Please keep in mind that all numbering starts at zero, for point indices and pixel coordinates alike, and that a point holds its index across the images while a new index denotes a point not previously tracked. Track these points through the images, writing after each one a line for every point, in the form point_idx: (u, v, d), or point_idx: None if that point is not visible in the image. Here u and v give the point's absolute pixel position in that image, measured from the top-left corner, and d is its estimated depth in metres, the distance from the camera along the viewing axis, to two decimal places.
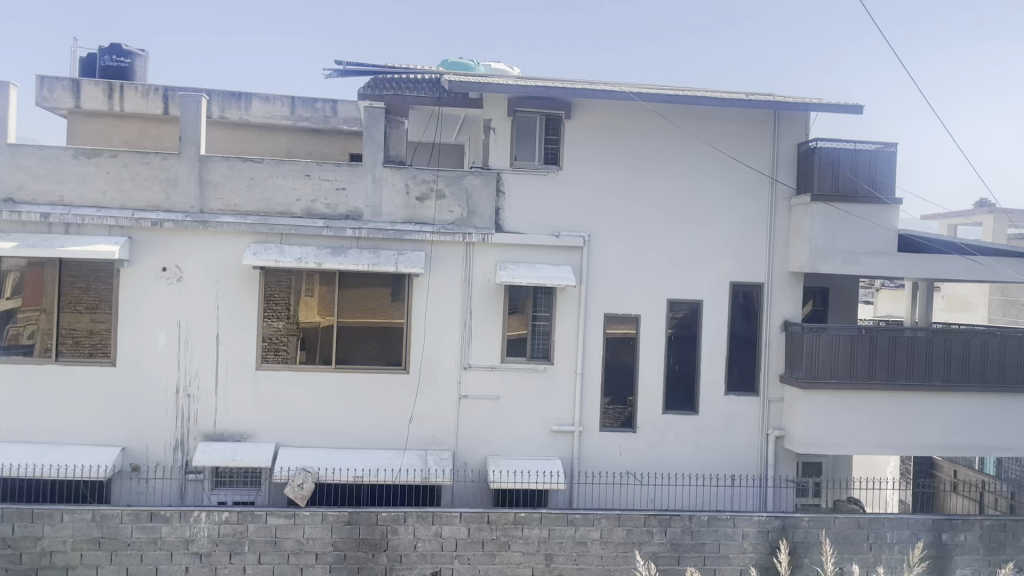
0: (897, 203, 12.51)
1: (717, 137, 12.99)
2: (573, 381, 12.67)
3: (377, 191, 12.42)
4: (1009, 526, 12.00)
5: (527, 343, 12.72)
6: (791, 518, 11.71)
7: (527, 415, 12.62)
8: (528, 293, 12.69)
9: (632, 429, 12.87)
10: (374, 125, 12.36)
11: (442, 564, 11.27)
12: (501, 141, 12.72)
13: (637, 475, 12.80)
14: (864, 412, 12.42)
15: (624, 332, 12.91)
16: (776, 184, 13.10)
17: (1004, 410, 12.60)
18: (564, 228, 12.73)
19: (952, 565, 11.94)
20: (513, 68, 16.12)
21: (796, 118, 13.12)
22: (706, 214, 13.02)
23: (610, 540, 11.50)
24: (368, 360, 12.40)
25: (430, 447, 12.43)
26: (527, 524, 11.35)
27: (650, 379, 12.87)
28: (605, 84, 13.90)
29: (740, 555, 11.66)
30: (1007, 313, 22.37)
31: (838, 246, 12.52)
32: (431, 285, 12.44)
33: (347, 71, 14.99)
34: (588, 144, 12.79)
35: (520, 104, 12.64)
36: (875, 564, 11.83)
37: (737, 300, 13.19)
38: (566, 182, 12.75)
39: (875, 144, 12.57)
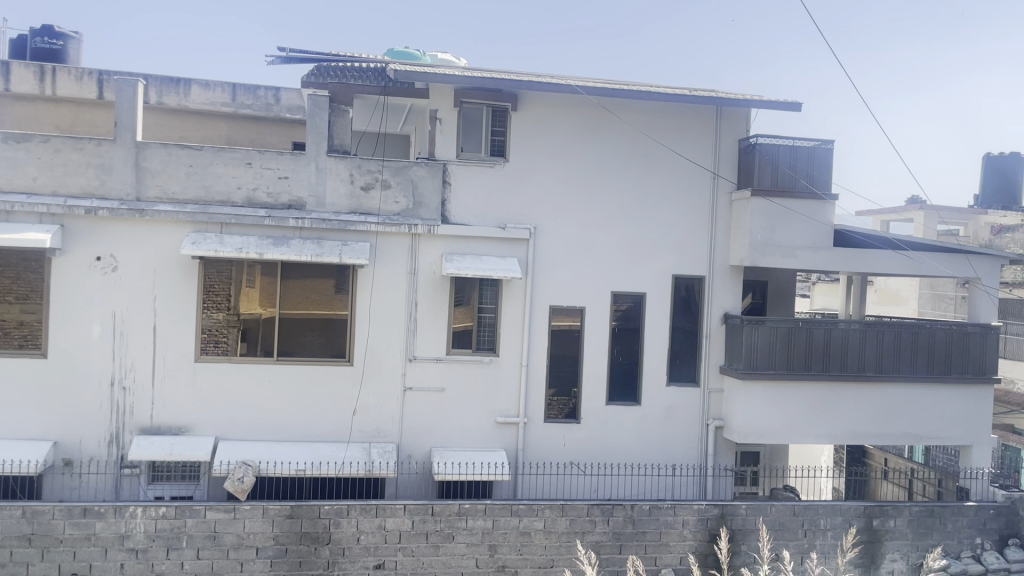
0: (833, 199, 12.88)
1: (661, 131, 13.16)
2: (518, 373, 12.72)
3: (321, 180, 12.28)
4: (936, 512, 12.49)
5: (473, 335, 12.71)
6: (730, 506, 11.97)
7: (471, 406, 12.63)
8: (474, 285, 12.67)
9: (576, 419, 12.98)
10: (318, 113, 12.22)
11: (385, 556, 11.21)
12: (447, 132, 12.65)
13: (580, 465, 12.93)
14: (801, 403, 12.74)
15: (569, 324, 13.00)
16: (718, 179, 13.34)
17: (934, 398, 13.07)
18: (511, 220, 12.75)
19: (883, 550, 12.36)
20: (460, 59, 16.09)
21: (737, 114, 13.38)
22: (651, 208, 13.19)
23: (553, 530, 11.59)
24: (311, 352, 12.23)
25: (374, 439, 12.35)
26: (471, 515, 11.38)
27: (595, 370, 12.99)
28: (550, 76, 13.94)
29: (680, 543, 11.89)
30: (935, 307, 23.03)
31: (777, 241, 12.81)
32: (376, 276, 12.34)
33: (289, 58, 14.77)
34: (533, 135, 12.82)
35: (465, 95, 12.59)
36: (809, 550, 12.18)
37: (680, 293, 13.40)
38: (512, 174, 12.76)
39: (812, 140, 12.90)
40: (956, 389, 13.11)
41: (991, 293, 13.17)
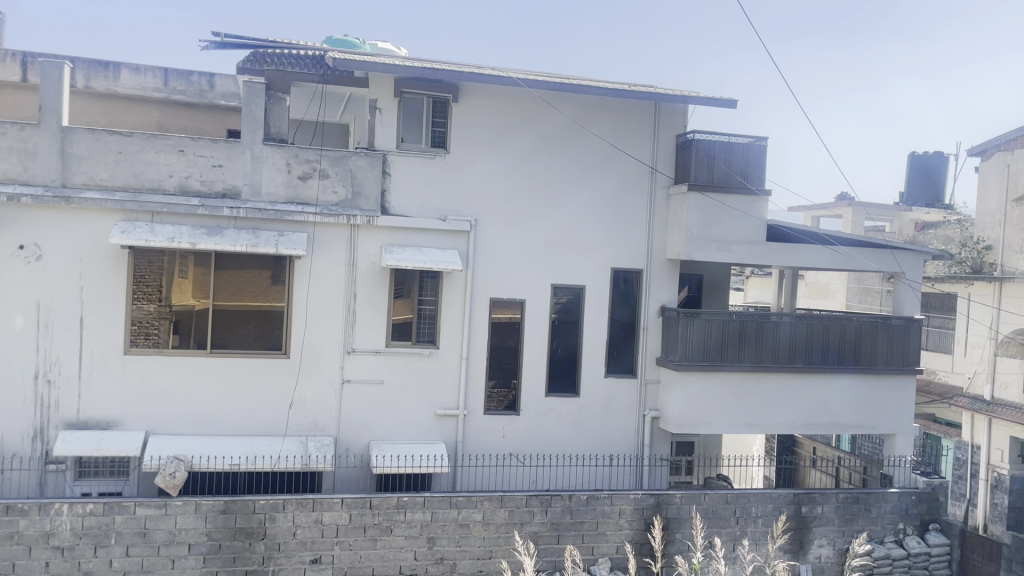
0: (766, 195, 13.21)
1: (600, 125, 13.28)
2: (458, 365, 12.71)
3: (257, 169, 12.04)
4: (861, 499, 12.93)
5: (412, 327, 12.64)
6: (665, 495, 12.19)
7: (410, 399, 12.57)
8: (414, 276, 12.60)
9: (516, 411, 13.04)
10: (254, 100, 12.07)
11: (322, 551, 11.09)
12: (387, 121, 12.53)
13: (519, 456, 12.99)
14: (733, 394, 13.04)
15: (509, 316, 13.04)
16: (655, 175, 13.53)
17: (858, 388, 13.50)
18: (451, 212, 12.70)
19: (811, 536, 12.74)
20: (400, 48, 16.00)
21: (674, 110, 13.61)
22: (590, 203, 13.30)
23: (492, 521, 11.64)
24: (247, 344, 12.02)
25: (311, 433, 12.19)
26: (409, 508, 11.34)
27: (534, 362, 13.07)
28: (491, 67, 13.93)
29: (617, 532, 12.06)
30: (862, 301, 23.70)
31: (712, 235, 13.06)
32: (313, 267, 12.16)
33: (224, 43, 14.41)
34: (474, 127, 12.79)
35: (406, 85, 12.50)
36: (741, 536, 12.48)
37: (618, 286, 13.56)
38: (453, 165, 12.71)
39: (747, 137, 13.18)
40: (879, 380, 13.57)
41: (914, 287, 13.75)
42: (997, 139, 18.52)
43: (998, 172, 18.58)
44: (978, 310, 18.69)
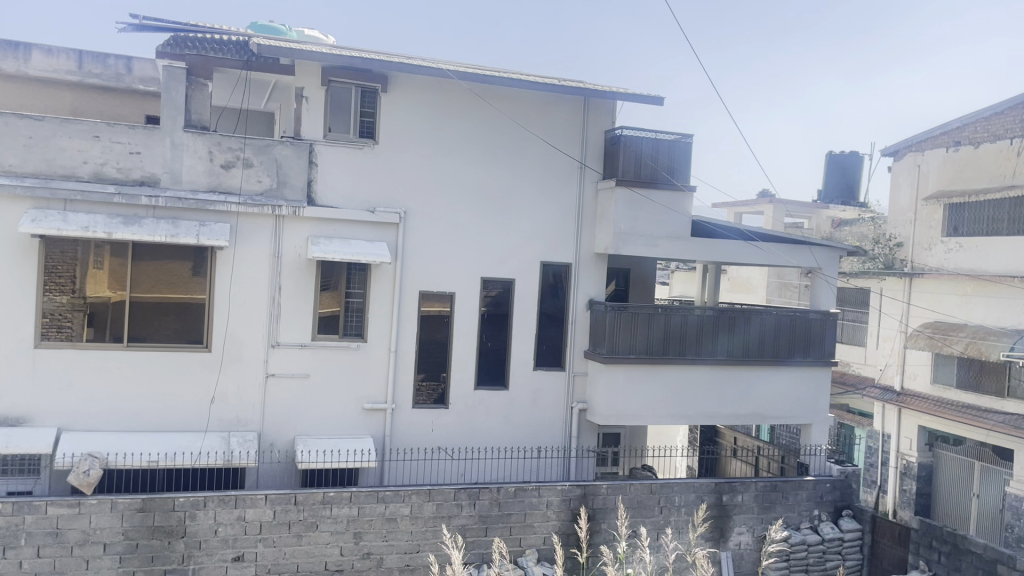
0: (691, 191, 13.48)
1: (530, 118, 13.32)
2: (386, 358, 12.60)
3: (177, 157, 11.68)
4: (779, 487, 13.36)
5: (340, 320, 12.47)
6: (592, 486, 12.36)
7: (337, 392, 12.40)
8: (341, 269, 12.43)
9: (444, 405, 13.00)
10: (174, 86, 11.79)
11: (244, 548, 10.85)
12: (313, 111, 12.32)
13: (447, 450, 12.95)
14: (658, 385, 13.29)
15: (439, 309, 12.97)
16: (585, 169, 13.66)
17: (776, 379, 13.91)
18: (380, 204, 12.56)
19: (731, 524, 13.09)
20: (329, 37, 15.75)
21: (603, 105, 13.75)
22: (521, 197, 13.34)
23: (419, 515, 11.59)
24: (166, 337, 11.65)
25: (234, 428, 11.91)
26: (335, 503, 11.20)
27: (463, 355, 13.06)
28: (422, 58, 13.81)
29: (544, 523, 12.17)
30: (782, 295, 24.40)
31: (639, 230, 13.27)
32: (236, 259, 11.86)
33: (143, 26, 13.89)
34: (404, 118, 12.66)
35: (333, 73, 12.31)
36: (664, 525, 12.75)
37: (547, 279, 13.63)
38: (382, 156, 12.57)
39: (673, 135, 13.42)
40: (797, 371, 14.01)
41: (830, 282, 14.27)
42: (908, 141, 19.25)
43: (909, 172, 19.33)
44: (890, 305, 19.45)
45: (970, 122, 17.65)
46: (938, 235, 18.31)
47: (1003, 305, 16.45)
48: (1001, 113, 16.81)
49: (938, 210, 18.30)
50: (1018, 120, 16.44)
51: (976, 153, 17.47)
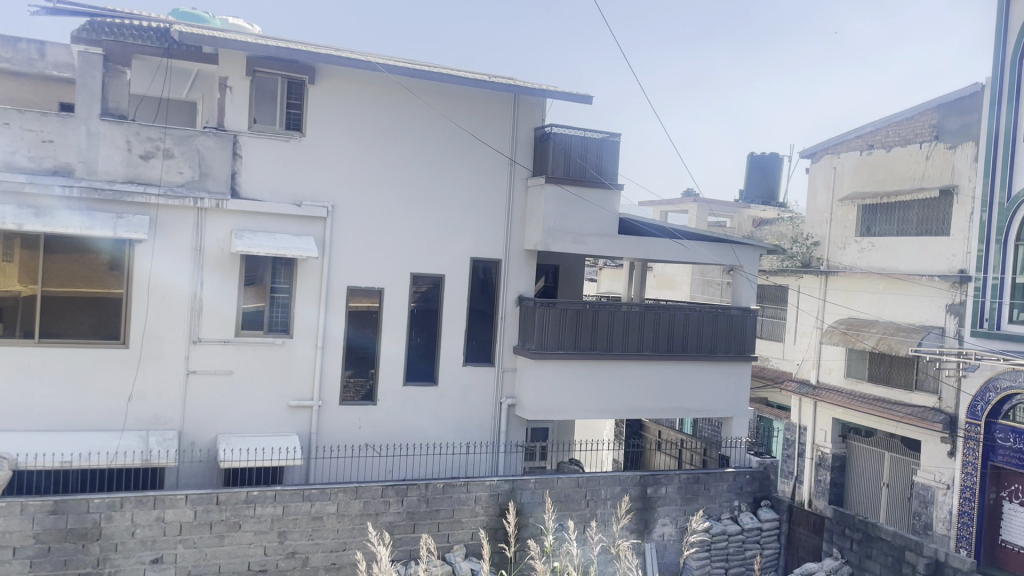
0: (618, 189, 13.69)
1: (460, 114, 13.30)
2: (313, 355, 12.42)
3: (93, 147, 11.26)
4: (701, 479, 13.72)
5: (264, 316, 12.23)
6: (520, 481, 12.46)
7: (261, 389, 12.15)
8: (267, 264, 12.20)
9: (372, 402, 12.88)
10: (90, 72, 11.26)
11: (164, 550, 10.56)
12: (238, 101, 12.04)
13: (374, 447, 12.86)
14: (585, 380, 13.47)
15: (367, 305, 12.86)
16: (514, 166, 13.72)
17: (700, 374, 14.26)
18: (307, 198, 12.35)
19: (655, 516, 13.37)
20: (253, 26, 15.41)
21: (533, 103, 13.85)
22: (450, 192, 13.31)
23: (346, 513, 11.46)
24: (81, 334, 11.24)
25: (152, 427, 11.55)
26: (259, 502, 10.99)
27: (392, 351, 12.98)
28: (350, 50, 13.63)
29: (472, 518, 12.21)
30: (705, 292, 24.98)
31: (568, 227, 13.40)
32: (155, 253, 11.50)
33: (56, 9, 13.32)
34: (332, 111, 12.49)
35: (259, 63, 12.06)
36: (590, 518, 12.96)
37: (477, 275, 13.66)
38: (309, 149, 12.37)
39: (602, 133, 13.60)
40: (719, 366, 14.38)
41: (750, 279, 14.67)
42: (825, 144, 19.93)
43: (825, 174, 20.04)
44: (807, 302, 20.10)
45: (882, 126, 18.40)
46: (851, 234, 19.06)
47: (912, 302, 17.24)
48: (911, 119, 17.60)
49: (853, 210, 19.02)
50: (926, 126, 17.26)
51: (887, 156, 18.23)
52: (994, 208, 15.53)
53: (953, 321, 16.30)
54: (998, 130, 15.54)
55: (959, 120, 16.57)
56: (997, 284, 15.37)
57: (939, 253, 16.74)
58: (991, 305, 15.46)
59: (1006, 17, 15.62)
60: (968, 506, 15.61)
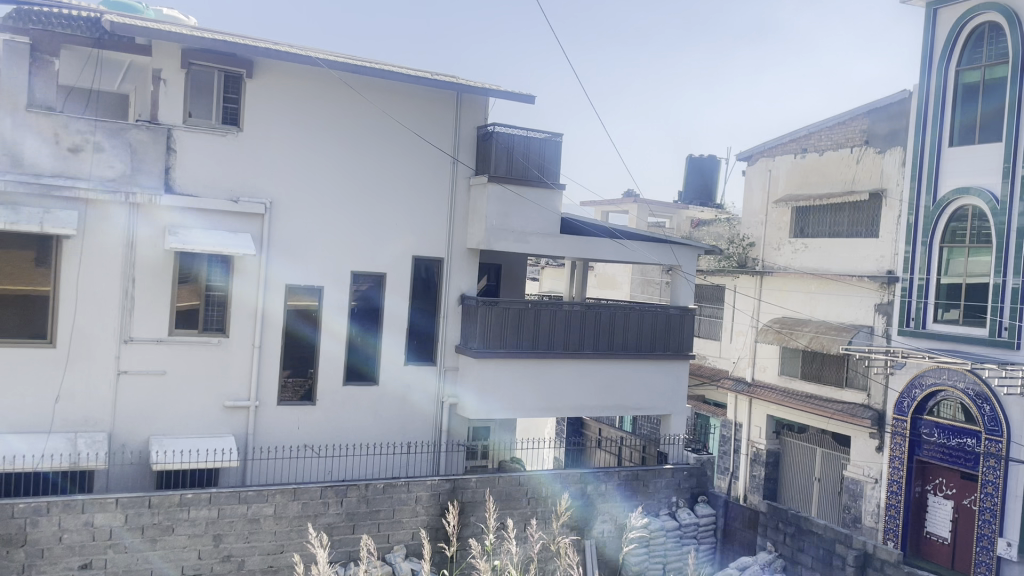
0: (560, 189, 13.79)
1: (403, 112, 13.21)
2: (250, 354, 12.18)
3: (18, 139, 10.83)
4: (640, 475, 13.91)
5: (199, 315, 11.94)
6: (461, 480, 12.44)
7: (196, 390, 11.87)
8: (202, 261, 11.92)
9: (311, 401, 12.70)
10: (12, 63, 10.80)
11: (92, 555, 10.24)
12: (172, 94, 11.74)
13: (313, 447, 12.68)
14: (527, 379, 13.52)
15: (306, 304, 12.67)
16: (457, 164, 13.68)
17: (640, 372, 14.44)
18: (244, 194, 12.11)
19: (595, 513, 13.50)
20: (189, 17, 15.06)
21: (475, 102, 13.83)
22: (391, 190, 13.20)
23: (284, 515, 11.27)
24: (5, 332, 10.84)
25: (81, 428, 11.18)
26: (193, 505, 10.73)
27: (332, 350, 12.81)
28: (290, 44, 13.41)
29: (413, 519, 12.14)
30: (645, 291, 25.31)
31: (510, 226, 13.43)
32: (84, 249, 11.12)
33: None
34: (271, 106, 12.27)
35: (194, 56, 11.77)
36: (531, 516, 13.02)
37: (419, 274, 13.59)
38: (247, 144, 12.13)
39: (544, 133, 13.66)
40: (658, 364, 14.59)
41: (688, 279, 14.91)
42: (761, 148, 20.36)
43: (761, 177, 20.49)
44: (744, 301, 20.53)
45: (815, 130, 18.91)
46: (786, 236, 19.54)
47: (843, 302, 17.76)
48: (843, 123, 18.14)
49: (787, 212, 19.49)
50: (857, 131, 17.81)
51: (820, 160, 18.74)
52: (920, 211, 16.06)
53: (882, 320, 16.85)
54: (923, 136, 16.01)
55: (888, 125, 17.11)
56: (923, 284, 15.92)
57: (869, 255, 17.28)
58: (916, 305, 16.00)
59: (932, 25, 16.09)
60: (895, 499, 16.16)
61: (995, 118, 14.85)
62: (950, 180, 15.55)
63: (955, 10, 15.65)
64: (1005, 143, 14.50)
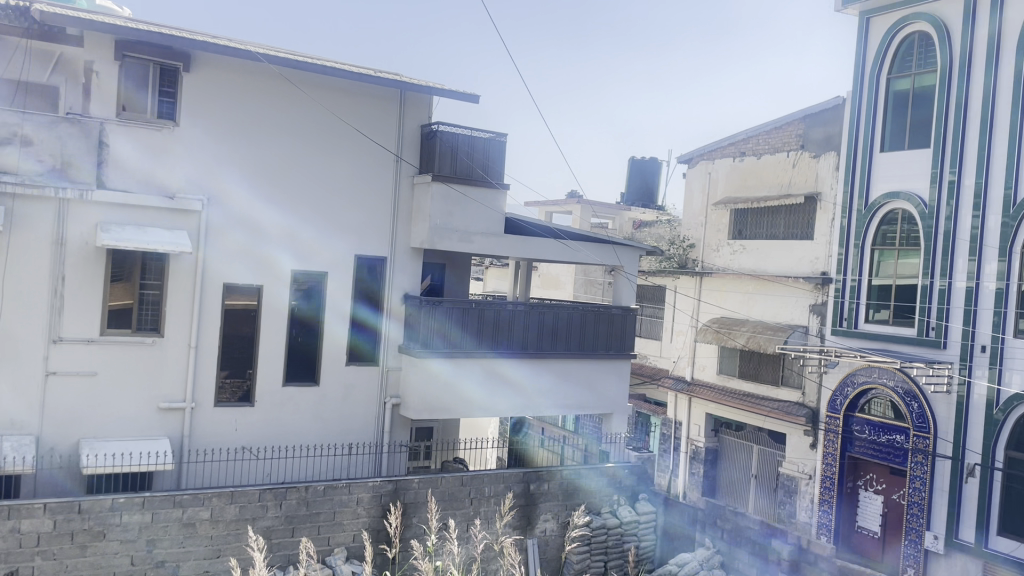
0: (505, 189, 13.81)
1: (345, 109, 13.06)
2: (186, 354, 11.89)
3: None
4: (582, 474, 14.02)
5: (133, 314, 11.61)
6: (403, 481, 12.36)
7: (129, 391, 11.53)
8: (136, 258, 11.59)
9: (249, 402, 12.46)
10: None
11: (18, 563, 9.86)
12: (105, 87, 11.42)
13: (251, 449, 12.44)
14: (470, 379, 13.52)
15: (245, 303, 12.43)
16: (400, 163, 13.58)
17: (583, 372, 14.55)
18: (180, 190, 11.81)
19: (537, 512, 13.56)
20: (123, 9, 14.63)
21: (420, 100, 13.75)
22: (332, 188, 13.03)
23: (221, 518, 11.04)
24: None
25: (6, 432, 10.76)
26: (126, 510, 10.42)
27: (271, 351, 12.59)
28: (228, 38, 13.13)
29: (353, 521, 12.01)
30: (588, 292, 25.52)
31: (454, 226, 13.40)
32: (10, 246, 10.71)
33: None
34: (208, 101, 12.00)
35: (128, 48, 11.46)
36: (474, 516, 13.01)
37: (361, 274, 13.47)
38: (183, 140, 11.84)
39: (488, 133, 13.65)
40: (601, 363, 14.72)
41: (630, 279, 15.08)
42: (700, 151, 20.72)
43: (700, 179, 20.83)
44: (684, 302, 20.85)
45: (753, 135, 19.33)
46: (724, 238, 19.93)
47: (780, 303, 18.20)
48: (780, 128, 18.57)
49: (726, 214, 19.86)
50: (793, 135, 18.27)
51: (758, 163, 19.16)
52: (853, 215, 16.54)
53: (816, 320, 17.33)
54: (856, 143, 16.53)
55: (823, 130, 17.59)
56: (856, 285, 16.39)
57: (804, 257, 17.75)
58: (849, 305, 16.46)
59: (865, 35, 16.56)
60: (828, 495, 16.62)
61: (923, 126, 15.40)
62: (881, 185, 16.06)
63: (886, 20, 16.15)
64: (933, 149, 15.02)
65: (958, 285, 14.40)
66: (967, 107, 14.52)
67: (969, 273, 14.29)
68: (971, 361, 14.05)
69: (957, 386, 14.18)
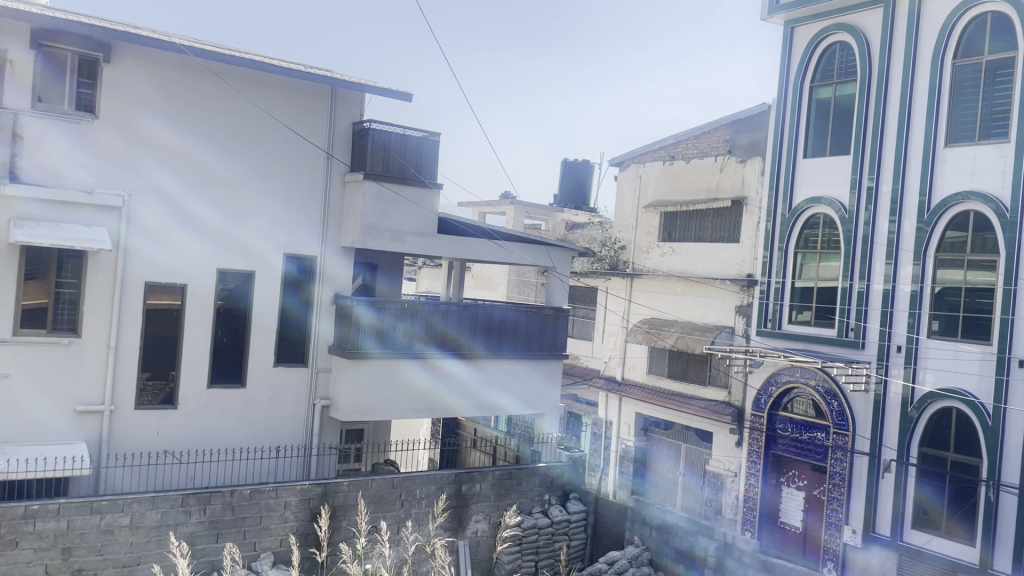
0: (438, 189, 13.74)
1: (274, 103, 12.79)
2: (105, 355, 11.47)
3: None
4: (514, 474, 14.07)
5: (48, 314, 11.13)
6: (332, 484, 12.18)
7: (43, 394, 11.05)
8: (51, 255, 11.13)
9: (172, 404, 12.09)
10: None
11: None
12: (19, 77, 10.92)
13: (174, 453, 12.08)
14: (402, 379, 13.40)
15: (168, 303, 12.05)
16: (331, 160, 13.37)
17: (515, 371, 14.60)
18: (99, 185, 11.39)
19: (469, 513, 13.53)
20: None
21: (352, 97, 13.57)
22: (261, 183, 12.75)
23: (141, 525, 10.67)
24: None
25: None
26: (40, 517, 10.00)
27: (196, 351, 12.24)
28: (152, 29, 12.72)
29: (281, 525, 11.76)
30: (521, 292, 25.62)
31: (386, 225, 13.27)
32: None
33: None
34: (128, 92, 11.59)
35: (45, 36, 10.99)
36: (405, 518, 12.91)
37: (290, 272, 13.22)
38: (102, 131, 11.41)
39: (421, 132, 13.55)
40: (534, 363, 14.79)
41: (562, 279, 15.20)
42: (631, 154, 21.00)
43: (631, 182, 21.12)
44: (614, 302, 21.12)
45: (683, 139, 19.70)
46: (654, 240, 20.26)
47: (707, 303, 18.60)
48: (709, 133, 18.97)
49: (656, 217, 20.21)
50: (721, 140, 18.71)
51: (687, 167, 19.54)
52: (777, 218, 16.97)
53: (742, 321, 17.78)
54: (781, 149, 16.99)
55: (749, 137, 18.06)
56: (779, 287, 16.83)
57: (731, 259, 18.19)
58: (773, 306, 16.90)
59: (789, 43, 17.02)
60: (753, 492, 17.05)
61: (844, 133, 15.95)
62: (804, 190, 16.55)
63: (809, 30, 16.65)
64: (853, 156, 15.57)
65: (876, 287, 14.97)
66: (884, 116, 15.11)
67: (886, 276, 14.87)
68: (887, 361, 14.61)
69: (874, 385, 14.73)
